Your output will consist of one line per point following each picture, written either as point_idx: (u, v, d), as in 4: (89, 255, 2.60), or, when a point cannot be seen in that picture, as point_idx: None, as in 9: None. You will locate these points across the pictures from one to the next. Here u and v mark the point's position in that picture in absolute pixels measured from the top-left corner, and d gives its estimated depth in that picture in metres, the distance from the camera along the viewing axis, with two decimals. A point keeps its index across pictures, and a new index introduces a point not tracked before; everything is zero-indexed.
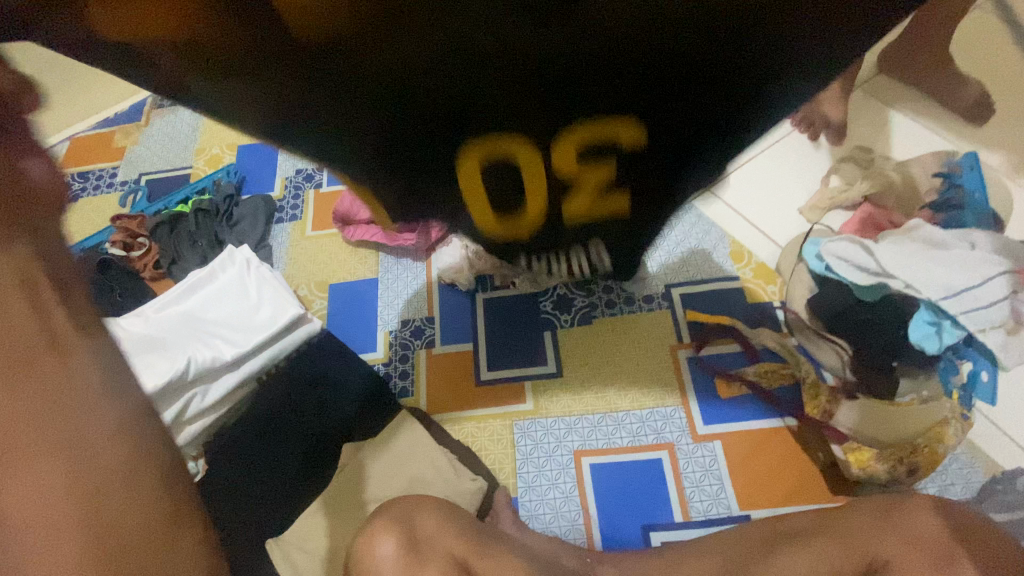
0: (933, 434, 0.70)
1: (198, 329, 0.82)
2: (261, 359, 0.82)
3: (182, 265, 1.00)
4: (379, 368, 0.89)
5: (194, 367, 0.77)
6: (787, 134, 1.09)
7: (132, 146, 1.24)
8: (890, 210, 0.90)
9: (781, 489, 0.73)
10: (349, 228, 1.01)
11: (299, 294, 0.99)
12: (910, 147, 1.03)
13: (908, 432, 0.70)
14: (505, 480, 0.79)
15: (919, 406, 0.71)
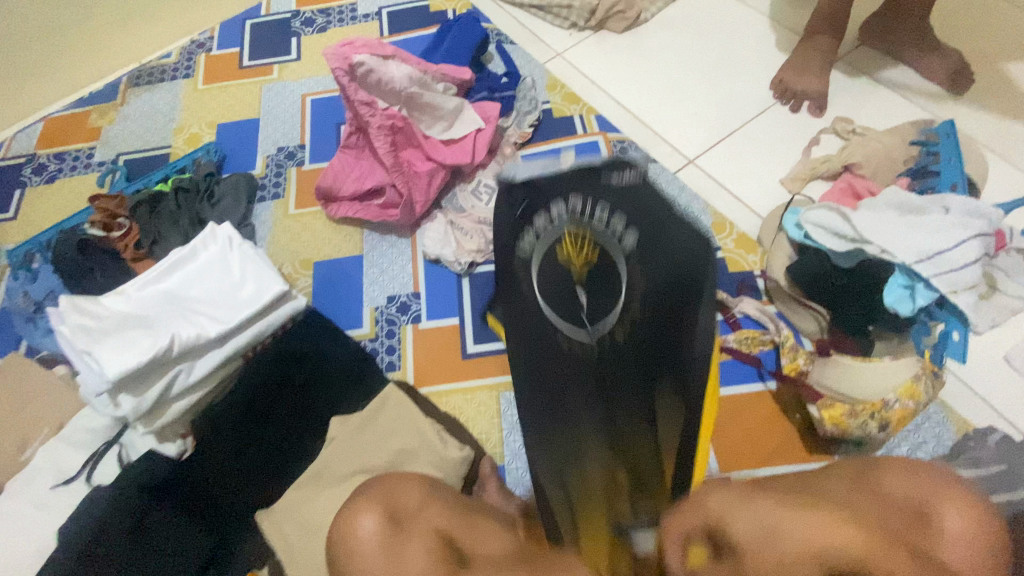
0: (904, 391, 0.68)
1: (180, 305, 0.82)
2: (248, 335, 0.83)
3: (165, 244, 1.00)
4: (365, 344, 0.90)
5: (178, 344, 0.77)
6: (767, 107, 1.10)
7: (108, 126, 1.22)
8: (868, 180, 0.94)
9: (759, 453, 0.76)
10: (333, 204, 1.01)
11: (283, 272, 0.99)
12: (890, 118, 1.04)
13: (880, 388, 0.69)
14: (492, 450, 0.81)
15: (892, 365, 0.70)
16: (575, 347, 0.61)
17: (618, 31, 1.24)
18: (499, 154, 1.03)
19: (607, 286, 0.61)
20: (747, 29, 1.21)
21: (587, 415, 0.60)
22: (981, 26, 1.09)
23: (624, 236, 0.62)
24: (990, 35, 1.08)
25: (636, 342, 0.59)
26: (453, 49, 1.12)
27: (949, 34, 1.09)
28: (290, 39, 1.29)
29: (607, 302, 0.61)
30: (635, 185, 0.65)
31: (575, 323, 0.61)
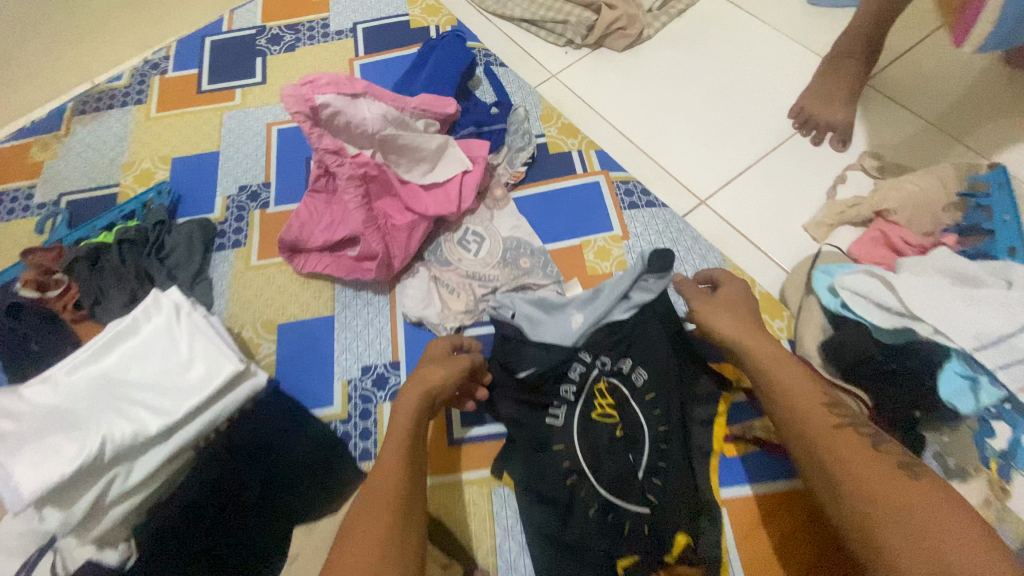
0: None
1: (116, 394, 0.71)
2: (195, 427, 0.71)
3: (107, 306, 0.87)
4: (336, 427, 0.79)
5: (110, 447, 0.66)
6: (786, 138, 0.99)
7: (51, 161, 1.09)
8: (903, 228, 0.84)
9: (788, 565, 0.66)
10: (299, 257, 0.88)
11: (243, 336, 0.86)
12: (920, 155, 0.94)
13: None
14: (484, 558, 0.70)
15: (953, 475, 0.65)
16: (589, 522, 0.67)
17: (619, 49, 1.12)
18: (489, 197, 0.92)
19: (627, 442, 0.71)
20: (762, 48, 1.09)
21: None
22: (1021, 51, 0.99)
23: (636, 378, 0.74)
24: None
25: (665, 498, 0.67)
26: (435, 75, 0.99)
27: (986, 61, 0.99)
28: (255, 58, 1.16)
29: (631, 489, 0.68)
30: (648, 342, 0.75)
31: (598, 503, 0.68)
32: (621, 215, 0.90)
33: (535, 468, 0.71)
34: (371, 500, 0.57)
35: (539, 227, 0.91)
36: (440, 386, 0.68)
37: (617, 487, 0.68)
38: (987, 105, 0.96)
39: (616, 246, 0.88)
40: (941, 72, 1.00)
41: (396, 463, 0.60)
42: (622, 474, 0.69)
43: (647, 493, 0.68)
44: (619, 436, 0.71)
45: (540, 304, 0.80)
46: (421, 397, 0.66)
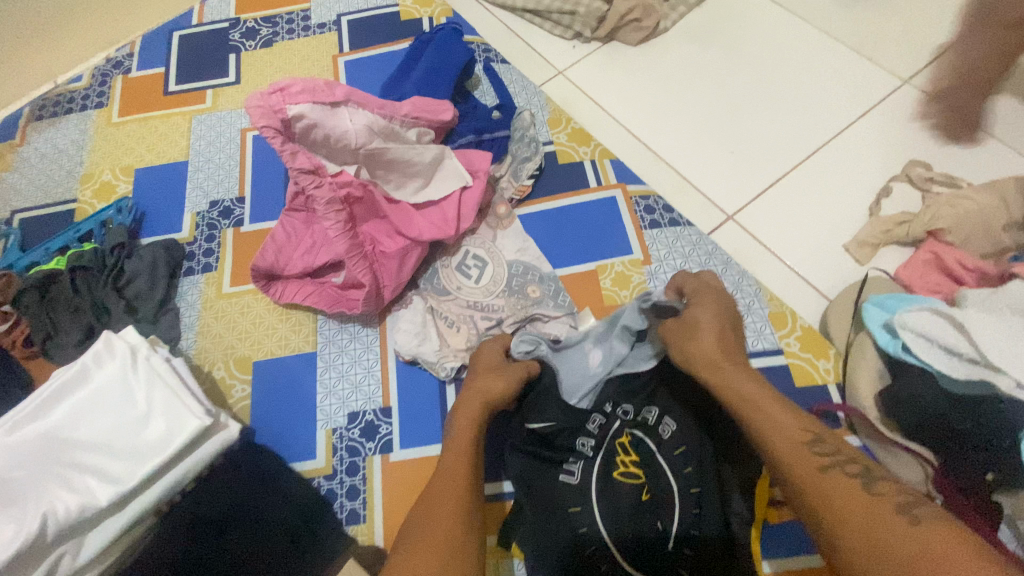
0: None
1: (58, 459, 0.60)
2: (156, 492, 0.62)
3: (61, 343, 0.77)
4: (321, 484, 0.70)
5: (53, 525, 0.57)
6: (821, 144, 0.89)
7: (2, 173, 0.97)
8: (958, 250, 0.75)
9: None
10: (276, 285, 0.77)
11: (214, 376, 0.76)
12: (972, 165, 0.84)
13: None
14: None
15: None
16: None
17: (633, 43, 1.00)
18: (492, 215, 0.81)
19: (655, 511, 0.61)
20: (792, 42, 0.99)
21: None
22: None
23: (664, 429, 0.64)
24: None
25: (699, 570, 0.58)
26: (429, 75, 0.88)
27: None
28: (228, 55, 1.04)
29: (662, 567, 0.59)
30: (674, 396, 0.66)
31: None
32: (640, 235, 0.80)
33: (549, 538, 0.61)
34: (431, 516, 0.51)
35: (547, 248, 0.81)
36: (502, 397, 0.62)
37: (646, 565, 0.59)
38: None
39: (636, 272, 0.78)
40: (992, 71, 0.91)
41: (461, 481, 0.55)
42: (646, 540, 0.60)
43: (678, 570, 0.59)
44: (646, 502, 0.61)
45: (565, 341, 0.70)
46: (483, 406, 0.61)
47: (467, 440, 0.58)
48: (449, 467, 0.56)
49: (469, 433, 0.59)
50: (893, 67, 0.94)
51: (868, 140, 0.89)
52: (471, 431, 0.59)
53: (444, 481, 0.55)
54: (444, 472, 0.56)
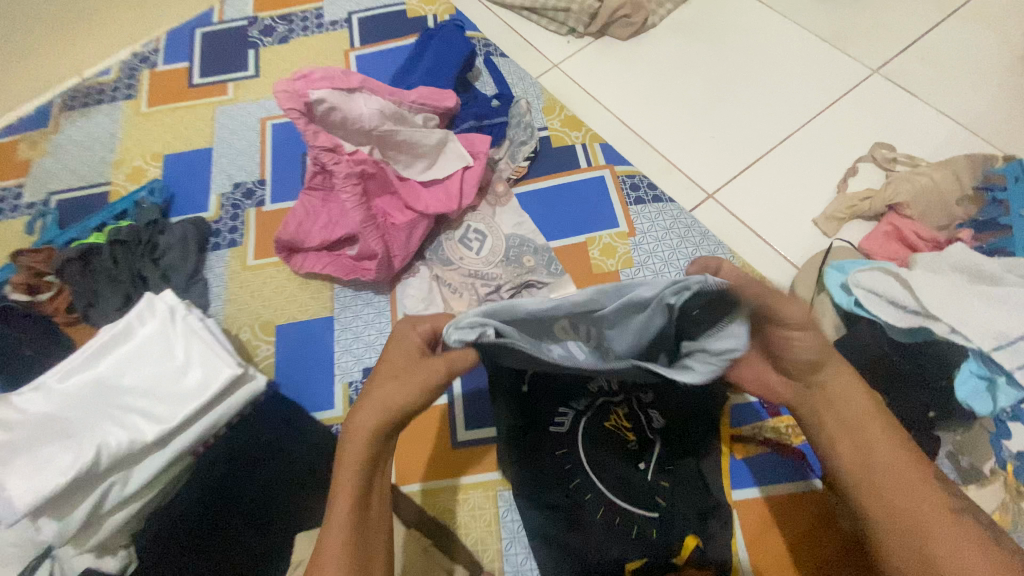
0: None
1: (109, 402, 0.68)
2: (194, 432, 0.69)
3: (101, 309, 0.85)
4: (338, 429, 0.79)
5: (106, 455, 0.64)
6: (793, 130, 0.97)
7: (40, 159, 1.06)
8: (915, 221, 0.82)
9: (800, 566, 0.65)
10: (297, 257, 0.86)
11: (240, 338, 0.85)
12: (931, 146, 0.92)
13: None
14: (489, 562, 0.69)
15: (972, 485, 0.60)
16: (595, 525, 0.66)
17: (623, 37, 1.08)
18: (491, 194, 0.89)
19: (636, 451, 0.68)
20: (771, 36, 1.06)
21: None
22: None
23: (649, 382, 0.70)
24: None
25: (672, 498, 0.66)
26: (434, 66, 0.96)
27: (991, 57, 0.99)
28: (247, 50, 1.13)
29: (643, 500, 0.66)
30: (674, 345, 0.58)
31: (603, 516, 0.66)
32: (626, 210, 0.88)
33: (541, 469, 0.69)
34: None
35: (541, 222, 0.89)
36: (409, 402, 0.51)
37: (629, 498, 0.66)
38: (1000, 97, 0.94)
39: (622, 243, 0.86)
40: (952, 64, 0.99)
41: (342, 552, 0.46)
42: (624, 472, 0.67)
43: (656, 500, 0.66)
44: (630, 446, 0.69)
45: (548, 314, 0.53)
46: (381, 419, 0.50)
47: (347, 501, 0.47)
48: (329, 533, 0.47)
49: (353, 482, 0.48)
50: (862, 59, 1.02)
51: (837, 125, 0.96)
52: (356, 481, 0.48)
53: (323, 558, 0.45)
54: (323, 547, 0.46)
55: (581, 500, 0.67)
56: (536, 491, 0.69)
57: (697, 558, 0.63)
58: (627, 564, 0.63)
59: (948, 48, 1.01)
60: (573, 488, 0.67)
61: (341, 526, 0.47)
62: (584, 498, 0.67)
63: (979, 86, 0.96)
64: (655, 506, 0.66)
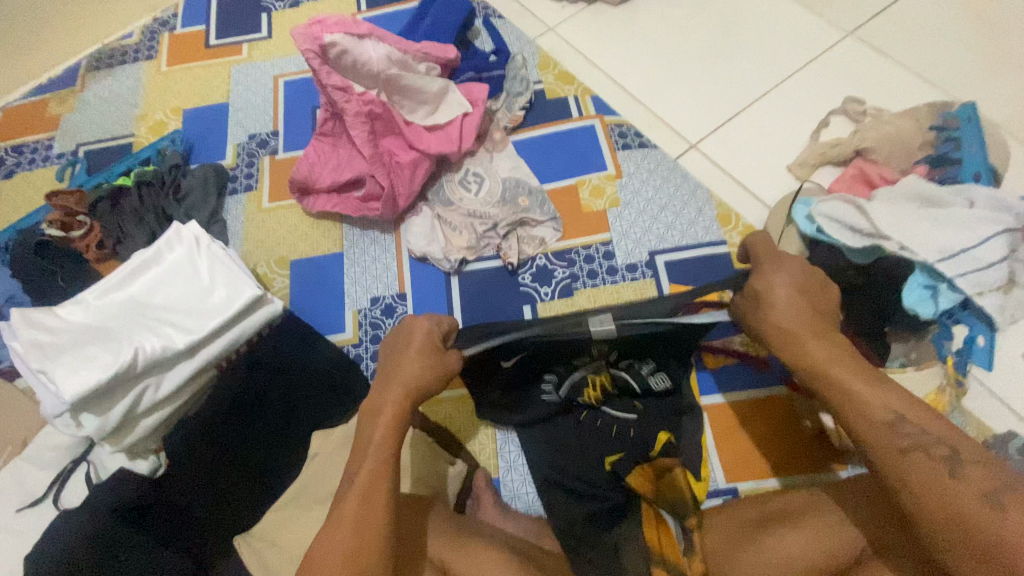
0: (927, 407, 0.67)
1: (143, 314, 0.76)
2: (219, 345, 0.77)
3: (129, 244, 0.92)
4: (349, 350, 0.87)
5: (142, 358, 0.71)
6: (772, 86, 1.03)
7: (67, 114, 1.13)
8: (880, 165, 0.88)
9: (753, 468, 0.72)
10: (309, 197, 0.93)
11: (258, 272, 0.92)
12: (899, 100, 0.98)
13: None
14: (486, 462, 0.77)
15: (913, 378, 0.68)
16: (580, 428, 0.72)
17: (614, 2, 1.15)
18: (489, 140, 0.96)
19: (625, 382, 0.74)
20: (754, 1, 1.13)
21: (606, 489, 0.67)
22: (990, 11, 1.05)
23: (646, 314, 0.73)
24: (998, 18, 1.04)
25: (649, 404, 0.73)
26: (436, 24, 1.03)
27: (958, 20, 1.05)
28: (260, 14, 1.19)
29: (625, 407, 0.73)
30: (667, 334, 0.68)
31: (587, 422, 0.73)
32: (614, 155, 0.96)
33: (531, 373, 0.73)
34: (332, 524, 0.51)
35: (535, 168, 0.96)
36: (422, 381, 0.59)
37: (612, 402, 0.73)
38: (964, 56, 1.01)
39: (610, 185, 0.93)
40: (921, 26, 1.06)
41: (365, 486, 0.53)
42: (603, 380, 0.73)
43: (637, 405, 0.73)
44: (623, 371, 0.74)
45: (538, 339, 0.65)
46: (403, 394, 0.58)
47: (378, 451, 0.55)
48: (359, 476, 0.54)
49: (382, 436, 0.56)
50: (838, 22, 1.09)
51: (813, 82, 1.03)
52: (386, 438, 0.56)
53: (352, 488, 0.53)
54: (355, 486, 0.53)
55: (568, 402, 0.73)
56: (523, 394, 0.74)
57: (668, 451, 0.70)
58: (608, 459, 0.69)
59: (919, 12, 1.07)
60: (562, 392, 0.73)
61: (369, 470, 0.54)
62: (572, 402, 0.73)
63: (945, 46, 1.03)
64: (632, 414, 0.73)
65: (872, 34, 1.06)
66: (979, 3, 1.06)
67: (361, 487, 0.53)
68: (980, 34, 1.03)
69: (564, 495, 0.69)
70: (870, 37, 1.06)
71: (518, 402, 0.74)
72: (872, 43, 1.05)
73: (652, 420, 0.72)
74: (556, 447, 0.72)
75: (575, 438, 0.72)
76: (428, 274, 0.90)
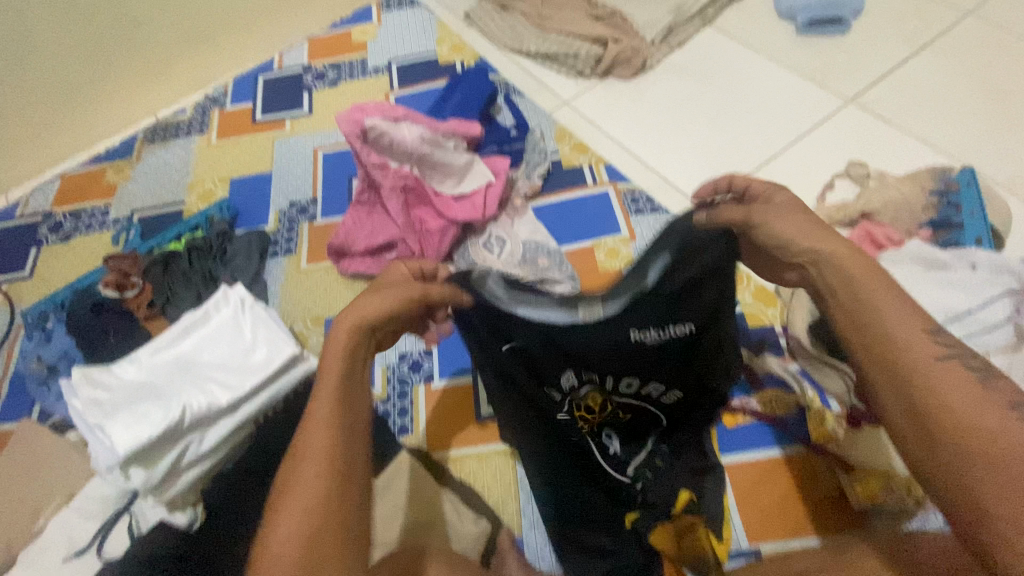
0: None
1: (192, 372, 0.81)
2: (258, 401, 0.81)
3: (178, 303, 0.99)
4: (377, 407, 0.89)
5: (189, 415, 0.76)
6: (776, 153, 1.09)
7: (124, 182, 1.24)
8: (886, 227, 0.92)
9: (776, 531, 0.72)
10: (344, 261, 0.99)
11: (295, 330, 0.98)
12: (900, 164, 1.04)
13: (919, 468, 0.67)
14: (509, 520, 0.79)
15: None
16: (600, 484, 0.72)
17: (624, 77, 1.24)
18: (510, 207, 1.03)
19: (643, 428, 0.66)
20: (755, 73, 1.22)
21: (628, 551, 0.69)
22: (984, 78, 1.12)
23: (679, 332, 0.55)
24: (993, 86, 1.10)
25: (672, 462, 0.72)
26: (462, 103, 1.13)
27: (954, 87, 1.12)
28: (302, 93, 1.32)
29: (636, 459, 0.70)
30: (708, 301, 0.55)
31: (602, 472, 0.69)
32: (628, 219, 1.02)
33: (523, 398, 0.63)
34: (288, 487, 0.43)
35: (553, 232, 1.02)
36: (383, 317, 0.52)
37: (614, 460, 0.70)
38: (963, 121, 1.07)
39: (624, 247, 0.99)
40: (918, 93, 1.12)
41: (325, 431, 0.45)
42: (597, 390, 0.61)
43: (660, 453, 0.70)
44: (625, 391, 0.62)
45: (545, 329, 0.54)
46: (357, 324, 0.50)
47: (326, 411, 0.46)
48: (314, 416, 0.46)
49: (341, 374, 0.49)
50: (837, 91, 1.16)
51: (817, 148, 1.09)
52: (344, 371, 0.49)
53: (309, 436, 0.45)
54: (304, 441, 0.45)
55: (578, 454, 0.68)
56: (521, 433, 0.73)
57: (691, 510, 0.69)
58: (627, 517, 0.70)
59: (915, 80, 1.14)
60: (562, 434, 0.67)
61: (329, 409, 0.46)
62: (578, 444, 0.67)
63: (943, 112, 1.09)
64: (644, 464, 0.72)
65: (871, 103, 1.13)
66: (973, 72, 1.13)
67: (318, 457, 0.44)
68: (977, 101, 1.09)
69: (589, 558, 0.70)
70: (869, 105, 1.13)
71: (520, 446, 0.75)
72: (870, 111, 1.12)
73: (670, 474, 0.72)
74: (570, 490, 0.69)
75: (590, 484, 0.69)
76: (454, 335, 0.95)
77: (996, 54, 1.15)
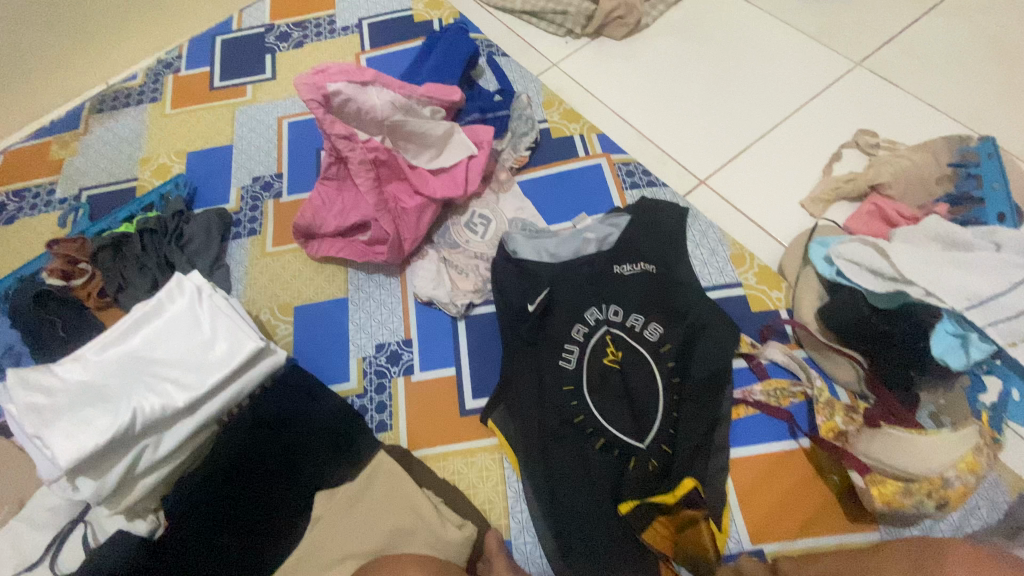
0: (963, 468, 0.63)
1: (141, 371, 0.73)
2: (220, 400, 0.74)
3: (130, 292, 0.90)
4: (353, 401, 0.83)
5: (140, 420, 0.69)
6: (780, 120, 1.02)
7: (71, 158, 1.13)
8: (897, 200, 0.86)
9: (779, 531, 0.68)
10: (313, 242, 0.90)
11: (261, 319, 0.90)
12: (911, 132, 0.97)
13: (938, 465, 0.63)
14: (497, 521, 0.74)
15: (952, 437, 0.64)
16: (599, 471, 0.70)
17: (617, 37, 1.14)
18: (494, 181, 0.95)
19: (650, 377, 0.73)
20: (759, 32, 1.12)
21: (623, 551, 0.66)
22: (1001, 37, 1.04)
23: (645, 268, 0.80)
24: (1010, 45, 1.03)
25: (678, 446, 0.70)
26: (440, 65, 1.02)
27: (969, 47, 1.04)
28: (265, 56, 1.20)
29: (647, 427, 0.71)
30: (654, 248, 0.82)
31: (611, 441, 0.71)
32: (622, 194, 0.94)
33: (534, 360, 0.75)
34: None
35: (544, 208, 0.94)
36: None
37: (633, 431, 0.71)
38: (978, 85, 1.00)
39: None
40: (931, 54, 1.04)
41: None
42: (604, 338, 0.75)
43: (675, 417, 0.71)
44: (630, 329, 0.76)
45: (565, 266, 0.80)
46: None
47: None
48: None
49: None
50: (846, 52, 1.07)
51: (824, 115, 1.01)
52: None
53: None
54: None
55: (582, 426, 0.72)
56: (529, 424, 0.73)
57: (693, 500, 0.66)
58: (623, 505, 0.67)
59: (929, 40, 1.06)
60: (564, 400, 0.73)
61: None
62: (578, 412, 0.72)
63: (959, 74, 1.01)
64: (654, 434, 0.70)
65: (881, 66, 1.05)
66: (989, 30, 1.05)
67: None
68: (993, 62, 1.02)
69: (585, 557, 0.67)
70: (880, 67, 1.05)
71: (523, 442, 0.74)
72: (881, 74, 1.04)
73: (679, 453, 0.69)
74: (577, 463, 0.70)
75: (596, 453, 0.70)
76: (435, 322, 0.88)
77: (1014, 10, 1.07)
